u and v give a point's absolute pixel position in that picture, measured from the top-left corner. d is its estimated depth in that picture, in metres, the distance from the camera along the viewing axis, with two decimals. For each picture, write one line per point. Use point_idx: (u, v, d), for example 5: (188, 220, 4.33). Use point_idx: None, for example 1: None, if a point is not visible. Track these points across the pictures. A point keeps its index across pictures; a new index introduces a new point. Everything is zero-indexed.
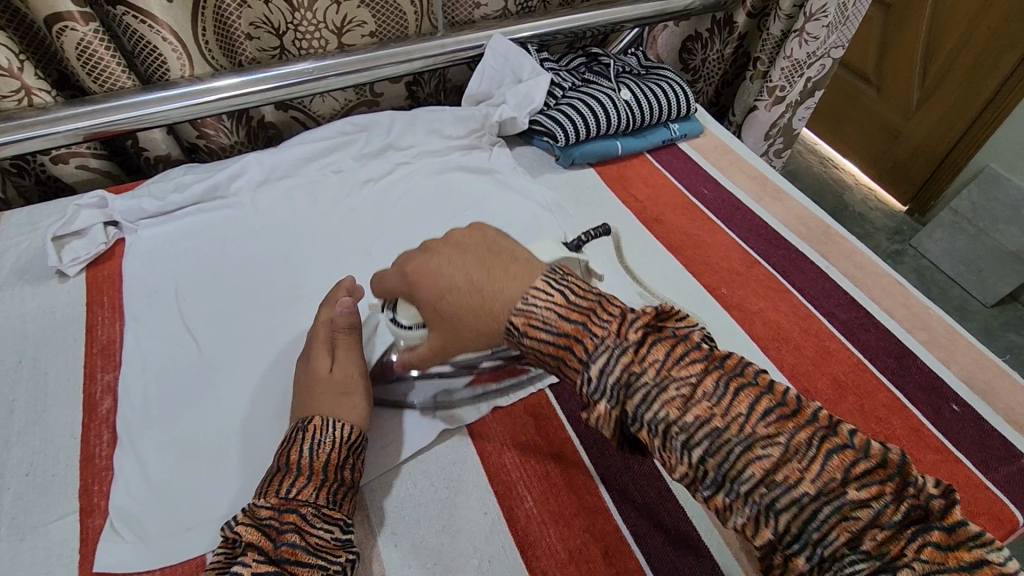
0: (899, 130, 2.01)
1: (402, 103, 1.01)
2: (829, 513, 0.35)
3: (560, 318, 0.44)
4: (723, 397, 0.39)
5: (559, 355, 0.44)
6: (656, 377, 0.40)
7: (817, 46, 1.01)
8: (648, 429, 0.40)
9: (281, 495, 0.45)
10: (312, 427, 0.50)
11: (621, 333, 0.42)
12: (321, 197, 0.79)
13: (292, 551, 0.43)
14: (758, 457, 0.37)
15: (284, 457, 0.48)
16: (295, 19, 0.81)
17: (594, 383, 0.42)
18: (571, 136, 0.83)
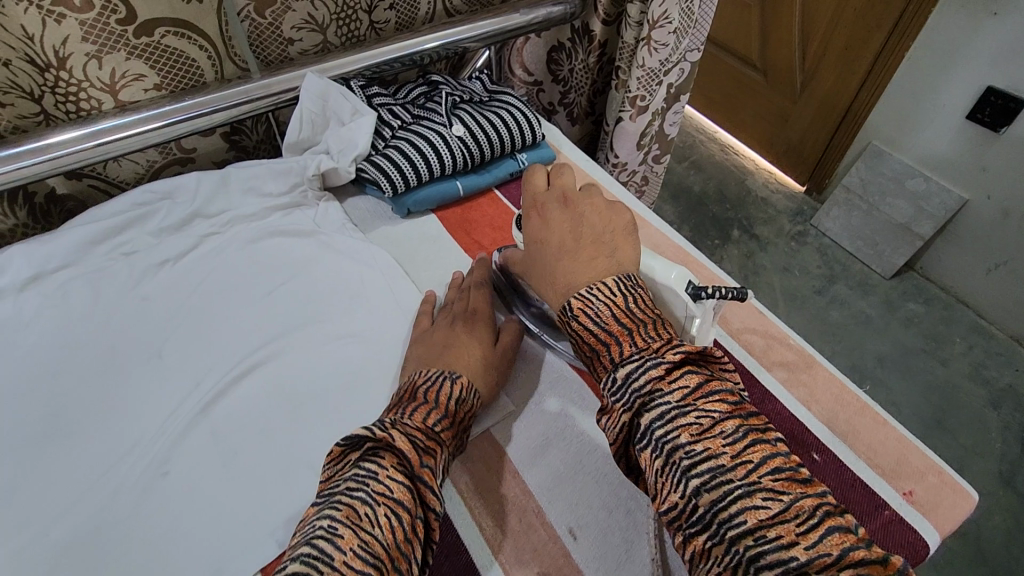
0: (788, 114, 2.04)
1: (226, 156, 0.89)
2: (743, 497, 0.36)
3: (610, 316, 0.47)
4: (739, 439, 0.39)
5: (595, 350, 0.47)
6: (678, 400, 0.41)
7: (670, 52, 0.96)
8: (654, 448, 0.41)
9: (427, 424, 0.48)
10: (460, 382, 0.54)
11: (669, 348, 0.44)
12: (105, 288, 0.67)
13: (431, 475, 0.44)
14: (689, 428, 0.40)
15: (431, 395, 0.51)
16: (48, 81, 0.68)
17: (616, 384, 0.44)
18: (400, 184, 0.74)
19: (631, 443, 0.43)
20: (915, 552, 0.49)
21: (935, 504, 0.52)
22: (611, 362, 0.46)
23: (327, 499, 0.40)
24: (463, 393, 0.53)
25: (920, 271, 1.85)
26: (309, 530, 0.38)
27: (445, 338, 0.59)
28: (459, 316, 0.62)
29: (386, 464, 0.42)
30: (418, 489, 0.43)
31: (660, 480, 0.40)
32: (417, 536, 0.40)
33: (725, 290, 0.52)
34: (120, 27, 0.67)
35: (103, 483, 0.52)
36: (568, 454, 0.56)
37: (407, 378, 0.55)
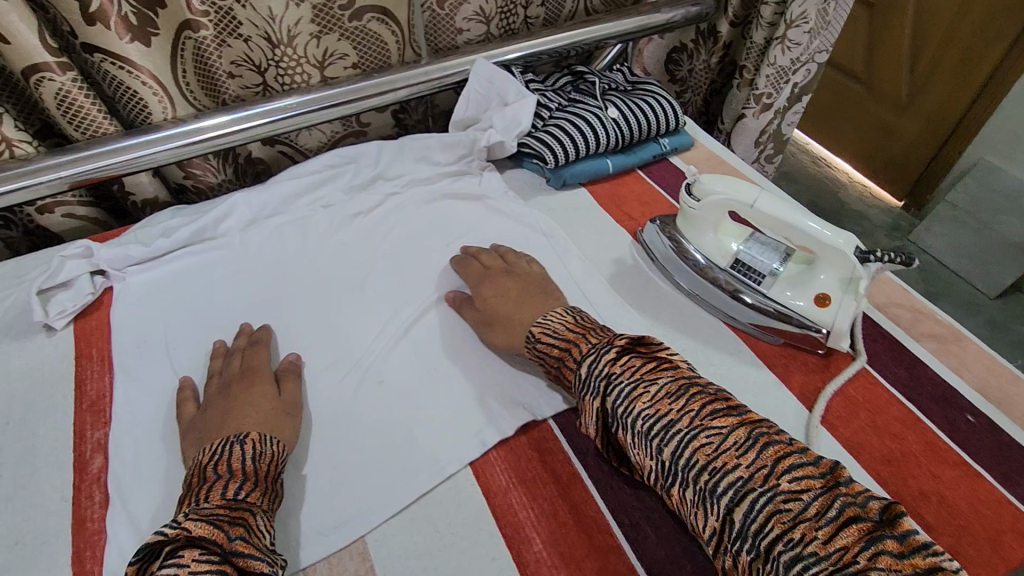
0: (891, 126, 2.01)
1: (389, 131, 1.00)
2: (694, 441, 0.47)
3: (567, 328, 0.59)
4: (682, 398, 0.49)
5: (563, 355, 0.57)
6: (629, 378, 0.51)
7: (800, 52, 1.00)
8: (622, 423, 0.50)
9: (227, 497, 0.47)
10: (250, 440, 0.52)
11: (601, 345, 0.55)
12: (310, 233, 0.78)
13: (244, 544, 0.43)
14: (642, 397, 0.50)
15: (220, 466, 0.49)
16: (275, 56, 0.81)
17: (584, 376, 0.54)
18: (560, 157, 0.82)
19: (604, 426, 0.52)
20: None
21: None
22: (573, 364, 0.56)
23: None
24: (227, 457, 0.50)
25: None
26: None
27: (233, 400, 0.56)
28: (234, 378, 0.59)
29: (187, 562, 0.41)
30: (232, 569, 0.42)
31: (633, 447, 0.49)
32: None
33: (888, 255, 0.56)
34: (340, 12, 0.79)
35: (326, 386, 0.62)
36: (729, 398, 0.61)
37: (193, 459, 0.52)
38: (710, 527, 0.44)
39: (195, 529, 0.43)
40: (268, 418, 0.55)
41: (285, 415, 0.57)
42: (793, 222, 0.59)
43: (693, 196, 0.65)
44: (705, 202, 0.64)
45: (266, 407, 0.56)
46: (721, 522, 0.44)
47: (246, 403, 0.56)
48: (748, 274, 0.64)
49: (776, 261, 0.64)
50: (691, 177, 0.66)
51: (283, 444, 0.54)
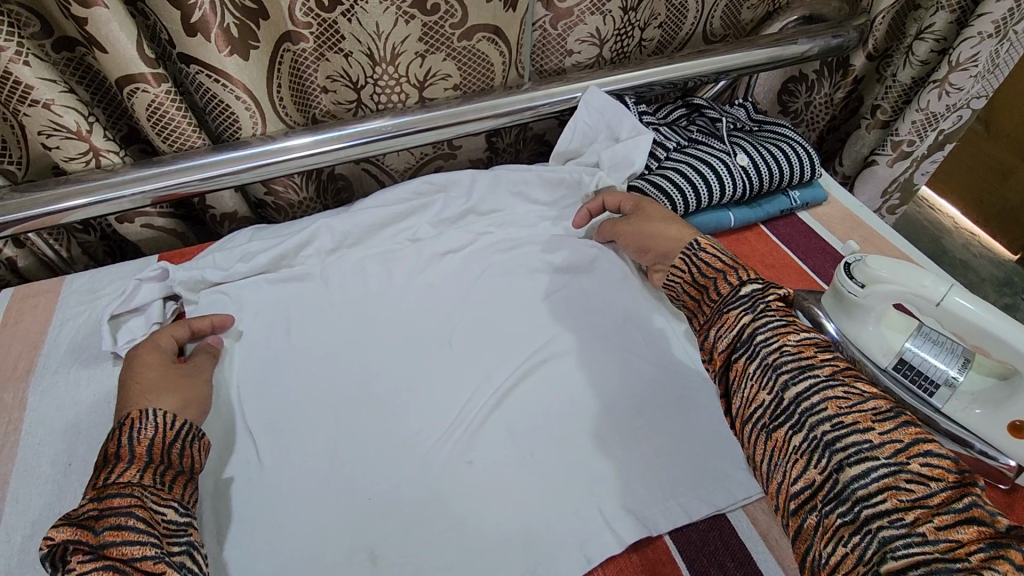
0: (1011, 170, 1.79)
1: (479, 155, 0.93)
2: (827, 391, 0.45)
3: (733, 258, 0.59)
4: (828, 355, 0.48)
5: (719, 275, 0.57)
6: (781, 318, 0.51)
7: (959, 98, 0.87)
8: (749, 354, 0.50)
9: (104, 487, 0.45)
10: (128, 420, 0.50)
11: (759, 284, 0.55)
12: (395, 270, 0.71)
13: (116, 530, 0.42)
14: (788, 338, 0.49)
15: (104, 453, 0.48)
16: (374, 73, 0.74)
17: (739, 298, 0.54)
18: (679, 207, 0.72)
19: (730, 357, 0.52)
20: None
21: None
22: (725, 286, 0.56)
23: None
24: (115, 441, 0.49)
25: None
26: None
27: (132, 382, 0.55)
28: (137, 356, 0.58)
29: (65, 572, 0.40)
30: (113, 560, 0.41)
31: (755, 380, 0.48)
32: None
33: None
34: (450, 30, 0.72)
35: (407, 459, 0.55)
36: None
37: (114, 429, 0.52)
38: (806, 479, 0.43)
39: (58, 533, 0.41)
40: (171, 390, 0.54)
41: (182, 382, 0.56)
42: (967, 316, 0.49)
43: (856, 281, 0.54)
44: (873, 288, 0.53)
45: (161, 371, 0.56)
46: (822, 477, 0.42)
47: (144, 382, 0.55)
48: (917, 380, 0.54)
49: (954, 367, 0.53)
50: (853, 255, 0.56)
51: (171, 410, 0.52)
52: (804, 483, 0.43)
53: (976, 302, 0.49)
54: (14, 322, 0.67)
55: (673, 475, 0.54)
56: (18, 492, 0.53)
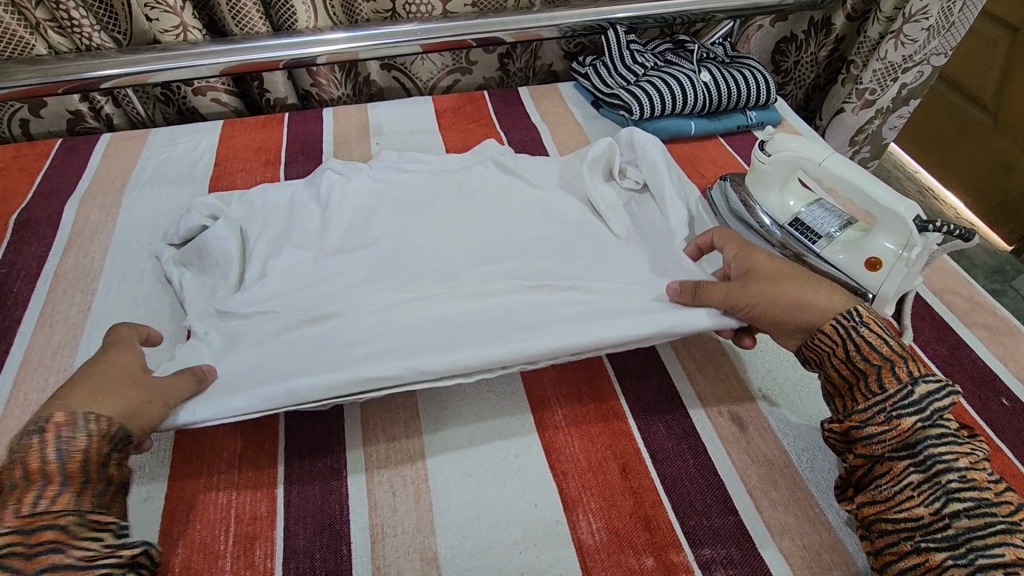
0: (1013, 162, 1.77)
1: (493, 74, 1.09)
2: (1004, 532, 0.41)
3: (899, 343, 0.50)
4: (996, 484, 0.43)
5: (872, 366, 0.48)
6: (954, 433, 0.45)
7: (915, 50, 1.00)
8: (917, 462, 0.44)
9: (25, 513, 0.40)
10: (53, 426, 0.43)
11: (936, 382, 0.47)
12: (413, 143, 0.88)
13: (55, 573, 0.38)
14: (964, 457, 0.44)
15: (18, 470, 0.41)
16: None
17: (912, 399, 0.46)
18: (646, 110, 0.87)
19: (885, 451, 0.46)
20: None
21: None
22: (893, 380, 0.47)
23: None
24: (26, 463, 0.41)
25: None
26: None
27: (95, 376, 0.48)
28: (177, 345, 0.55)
29: None
30: None
31: (916, 493, 0.43)
32: None
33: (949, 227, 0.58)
34: None
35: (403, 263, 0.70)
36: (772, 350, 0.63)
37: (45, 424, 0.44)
38: None
39: None
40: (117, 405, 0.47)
41: (134, 386, 0.49)
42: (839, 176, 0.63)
43: (765, 152, 0.70)
44: (773, 159, 0.68)
45: (118, 371, 0.49)
46: None
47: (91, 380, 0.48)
48: (805, 233, 0.68)
49: (835, 226, 0.67)
50: (768, 133, 0.70)
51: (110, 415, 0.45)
52: None
53: (849, 168, 0.63)
54: (113, 155, 0.86)
55: None
56: (114, 256, 0.71)
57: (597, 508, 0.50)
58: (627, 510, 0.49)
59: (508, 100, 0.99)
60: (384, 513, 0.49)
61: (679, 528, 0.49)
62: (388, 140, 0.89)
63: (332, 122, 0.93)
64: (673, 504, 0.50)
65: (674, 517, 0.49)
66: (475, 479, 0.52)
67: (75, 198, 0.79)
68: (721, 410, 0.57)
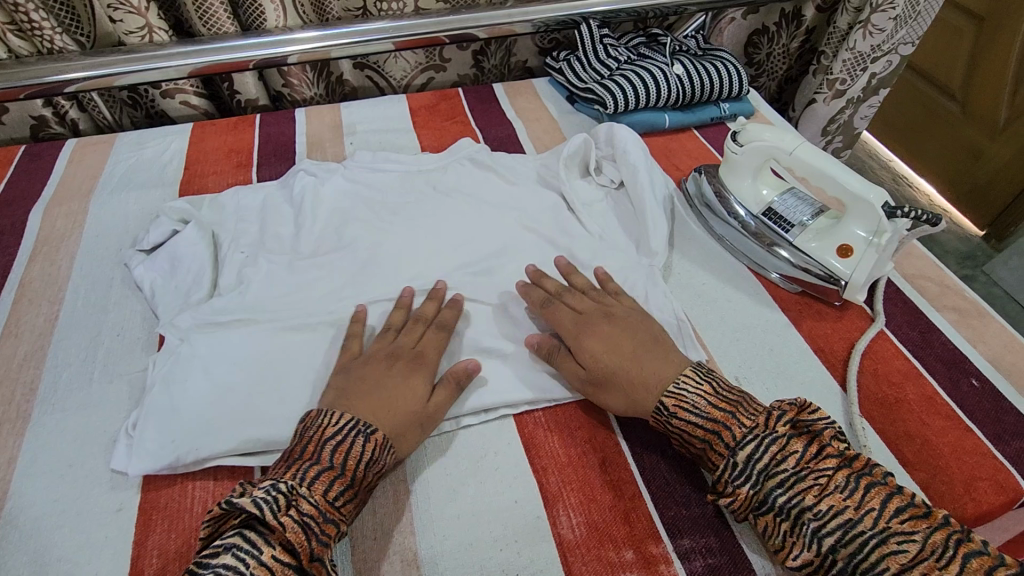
0: (982, 150, 1.80)
1: (467, 71, 1.09)
2: (879, 544, 0.41)
3: (710, 404, 0.49)
4: (858, 489, 0.43)
5: (704, 442, 0.49)
6: (792, 466, 0.45)
7: (883, 40, 1.01)
8: (778, 514, 0.44)
9: (328, 499, 0.44)
10: (376, 441, 0.48)
11: (749, 431, 0.47)
12: (387, 143, 0.87)
13: (320, 568, 0.42)
14: (810, 490, 0.44)
15: (309, 445, 0.47)
16: None
17: (738, 469, 0.46)
18: (620, 104, 0.87)
19: (753, 511, 0.46)
20: None
21: None
22: (720, 455, 0.47)
23: (207, 564, 0.39)
24: (328, 443, 0.47)
25: None
26: None
27: (373, 376, 0.53)
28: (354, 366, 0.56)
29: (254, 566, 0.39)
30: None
31: (792, 542, 0.44)
32: None
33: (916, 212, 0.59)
34: None
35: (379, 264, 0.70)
36: (748, 339, 0.63)
37: (315, 416, 0.49)
38: None
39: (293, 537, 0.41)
40: (400, 422, 0.51)
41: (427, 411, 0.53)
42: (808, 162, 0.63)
43: (737, 142, 0.70)
44: (747, 145, 0.69)
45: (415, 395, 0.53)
46: None
47: (375, 396, 0.52)
48: (778, 221, 0.69)
49: (808, 214, 0.69)
50: (739, 125, 0.71)
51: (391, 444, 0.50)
52: None
53: (818, 154, 0.64)
54: (80, 159, 0.84)
55: None
56: (82, 264, 0.70)
57: (577, 502, 0.50)
58: (607, 504, 0.50)
59: (483, 97, 0.98)
60: (364, 515, 0.49)
61: (658, 519, 0.49)
62: (362, 140, 0.88)
63: (305, 122, 0.91)
64: (651, 495, 0.50)
65: (653, 508, 0.50)
66: (455, 478, 0.51)
67: (40, 205, 0.77)
68: None
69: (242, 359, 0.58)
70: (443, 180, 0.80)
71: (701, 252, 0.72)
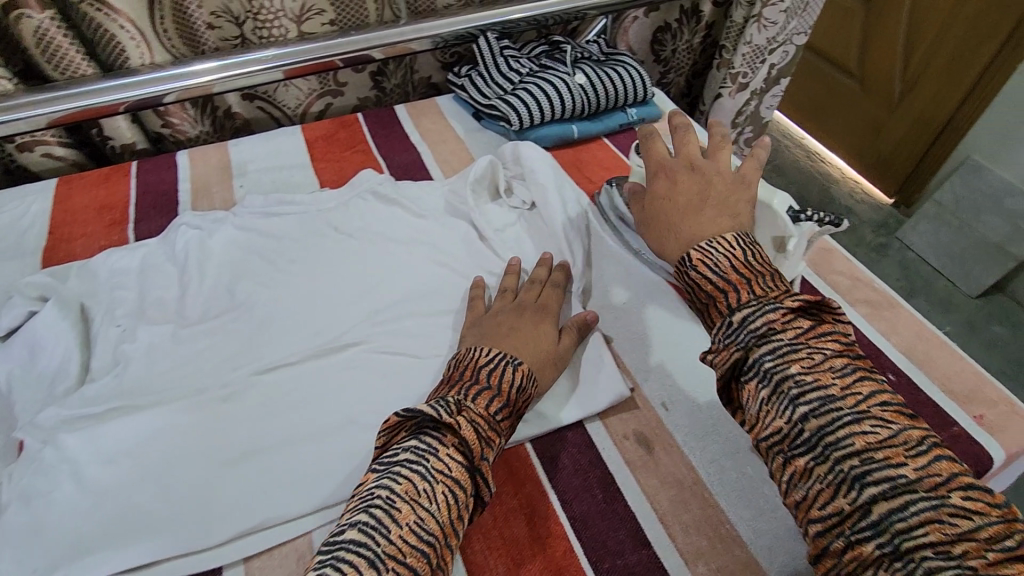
0: (883, 123, 1.89)
1: (367, 93, 1.03)
2: (852, 424, 0.37)
3: (730, 266, 0.45)
4: (849, 375, 0.39)
5: (711, 299, 0.45)
6: (789, 337, 0.40)
7: (777, 32, 1.03)
8: (759, 377, 0.40)
9: (488, 413, 0.47)
10: (522, 368, 0.51)
11: (757, 301, 0.42)
12: (281, 183, 0.81)
13: (488, 468, 0.45)
14: (798, 361, 0.39)
15: (467, 369, 0.51)
16: (253, 8, 0.83)
17: (732, 326, 0.42)
18: (524, 119, 0.85)
19: (732, 376, 0.42)
20: (980, 462, 0.54)
21: (1003, 426, 0.56)
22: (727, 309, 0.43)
23: (386, 466, 0.43)
24: (481, 369, 0.50)
25: (1010, 294, 1.68)
26: (368, 496, 0.41)
27: (509, 323, 0.58)
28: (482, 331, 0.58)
29: (435, 457, 0.43)
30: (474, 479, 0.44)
31: (765, 408, 0.40)
32: (462, 519, 0.42)
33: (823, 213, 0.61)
34: None
35: (277, 321, 0.64)
36: (672, 357, 0.62)
37: (466, 352, 0.54)
38: (832, 509, 0.36)
39: (463, 435, 0.44)
40: (539, 357, 0.55)
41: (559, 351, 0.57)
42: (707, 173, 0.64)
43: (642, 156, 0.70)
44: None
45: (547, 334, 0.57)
46: (849, 507, 0.35)
47: (518, 334, 0.56)
48: None
49: None
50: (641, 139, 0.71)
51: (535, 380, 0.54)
52: (822, 506, 0.36)
53: None
54: None
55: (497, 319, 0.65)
56: None
57: (505, 569, 0.46)
58: (537, 566, 0.46)
59: (383, 121, 0.93)
60: None
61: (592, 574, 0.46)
62: (253, 181, 0.81)
63: (188, 166, 0.84)
64: (584, 548, 0.48)
65: (586, 562, 0.47)
66: None
67: None
68: (626, 433, 0.55)
69: (120, 455, 0.52)
70: (343, 219, 0.75)
71: (616, 271, 0.70)
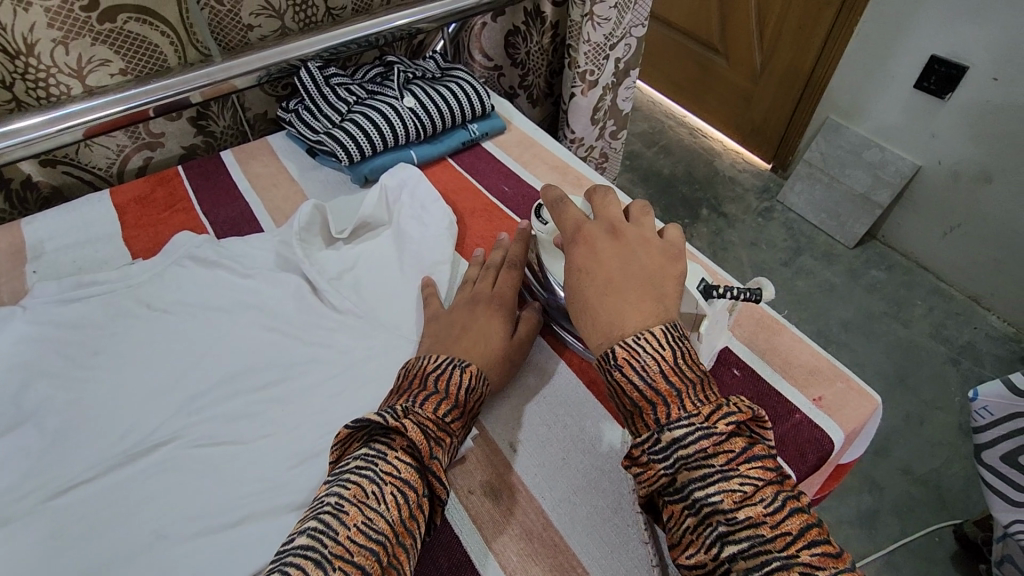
0: (751, 94, 1.97)
1: (193, 140, 0.94)
2: (782, 568, 0.36)
3: (659, 372, 0.44)
4: (779, 510, 0.38)
5: (636, 407, 0.44)
6: (722, 469, 0.40)
7: (613, 27, 1.03)
8: (689, 505, 0.40)
9: (437, 414, 0.48)
10: (470, 370, 0.53)
11: (687, 421, 0.41)
12: (86, 260, 0.72)
13: (440, 469, 0.45)
14: (730, 494, 0.39)
15: (419, 374, 0.52)
16: (19, 68, 0.73)
17: (660, 446, 0.42)
18: (355, 153, 0.80)
19: (661, 494, 0.42)
20: (821, 446, 0.54)
21: (841, 406, 0.57)
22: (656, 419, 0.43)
23: (336, 475, 0.43)
24: (431, 374, 0.52)
25: (881, 240, 1.75)
26: (318, 505, 0.41)
27: (460, 320, 0.59)
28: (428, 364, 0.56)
29: (387, 456, 0.44)
30: (426, 482, 0.44)
31: (693, 537, 0.40)
32: (423, 512, 0.43)
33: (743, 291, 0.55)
34: (83, 14, 0.73)
35: (75, 430, 0.56)
36: (523, 387, 0.59)
37: (416, 361, 0.55)
38: None
39: (412, 433, 0.45)
40: (488, 357, 0.56)
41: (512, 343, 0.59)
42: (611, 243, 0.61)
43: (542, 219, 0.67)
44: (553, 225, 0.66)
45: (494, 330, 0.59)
46: None
47: (470, 332, 0.58)
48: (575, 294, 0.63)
49: None
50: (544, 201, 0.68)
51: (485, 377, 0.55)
52: None
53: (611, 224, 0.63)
54: None
55: (334, 380, 0.60)
56: None
57: None
58: None
59: (207, 171, 0.85)
60: None
61: None
62: (51, 264, 0.72)
63: None
64: None
65: None
66: None
67: None
68: (474, 487, 0.52)
69: None
70: (155, 292, 0.67)
71: None
